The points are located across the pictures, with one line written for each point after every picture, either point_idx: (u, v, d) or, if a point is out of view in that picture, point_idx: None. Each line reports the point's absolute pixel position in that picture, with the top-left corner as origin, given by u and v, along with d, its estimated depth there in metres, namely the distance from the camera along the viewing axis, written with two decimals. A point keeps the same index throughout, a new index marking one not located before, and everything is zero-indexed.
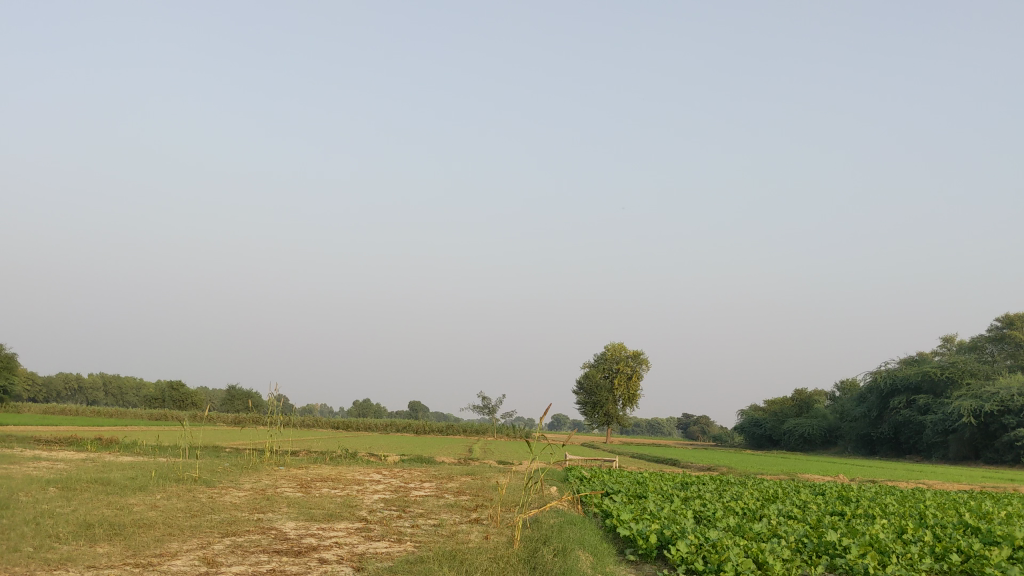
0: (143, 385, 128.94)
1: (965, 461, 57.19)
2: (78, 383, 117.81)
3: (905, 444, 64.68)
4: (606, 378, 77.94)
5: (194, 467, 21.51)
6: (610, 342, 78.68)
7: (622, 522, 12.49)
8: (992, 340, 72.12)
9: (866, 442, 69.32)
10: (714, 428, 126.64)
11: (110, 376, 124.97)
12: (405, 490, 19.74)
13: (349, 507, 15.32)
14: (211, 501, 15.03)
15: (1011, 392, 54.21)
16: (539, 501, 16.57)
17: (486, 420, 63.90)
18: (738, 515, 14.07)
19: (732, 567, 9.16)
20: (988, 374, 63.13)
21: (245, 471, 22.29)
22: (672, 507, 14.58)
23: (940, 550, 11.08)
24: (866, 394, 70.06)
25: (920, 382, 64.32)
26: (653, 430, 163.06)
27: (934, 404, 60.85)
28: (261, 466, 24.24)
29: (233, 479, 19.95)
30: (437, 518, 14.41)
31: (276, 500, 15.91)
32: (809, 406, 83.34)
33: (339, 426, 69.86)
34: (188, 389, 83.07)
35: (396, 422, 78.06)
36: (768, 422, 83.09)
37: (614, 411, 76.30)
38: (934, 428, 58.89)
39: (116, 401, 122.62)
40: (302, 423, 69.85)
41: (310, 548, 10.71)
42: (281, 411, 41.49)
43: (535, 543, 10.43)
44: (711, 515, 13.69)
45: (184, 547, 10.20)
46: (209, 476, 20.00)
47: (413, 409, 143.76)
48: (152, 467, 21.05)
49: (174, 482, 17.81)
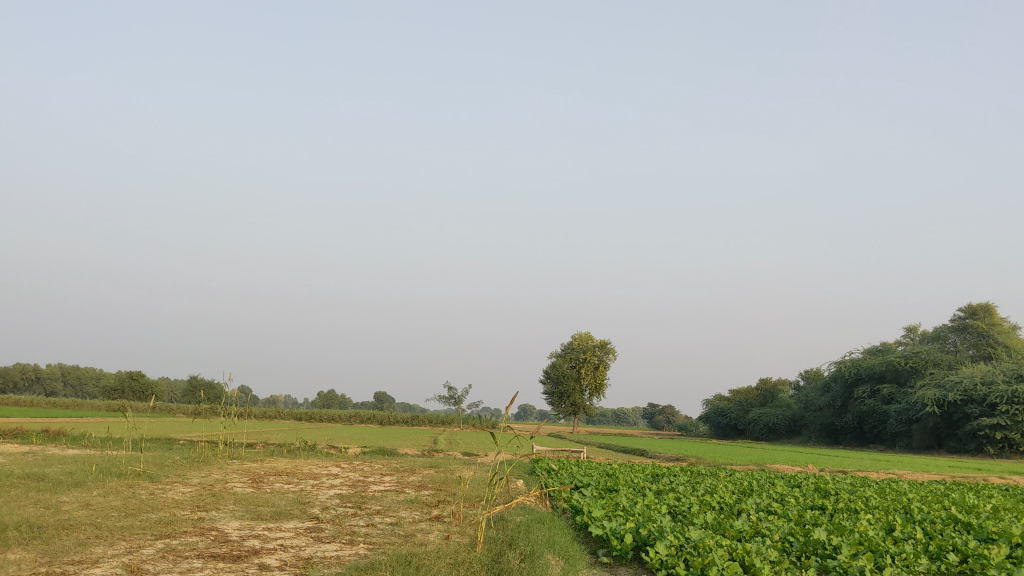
0: (103, 376, 126.49)
1: (928, 450, 57.06)
2: (36, 374, 115.22)
3: (869, 433, 64.58)
4: (573, 368, 77.21)
5: (140, 461, 20.35)
6: (576, 331, 77.96)
7: (593, 520, 11.61)
8: (955, 330, 72.22)
9: (830, 432, 69.24)
10: (679, 418, 126.72)
11: (68, 367, 122.45)
12: (362, 484, 18.83)
13: (301, 504, 14.33)
14: (150, 499, 13.97)
15: (975, 382, 54.06)
16: (504, 497, 15.69)
17: (452, 410, 62.89)
18: (714, 511, 13.26)
19: (718, 571, 8.27)
20: (951, 364, 63.06)
21: (196, 465, 21.18)
22: (646, 501, 13.76)
23: (934, 549, 10.32)
24: (830, 384, 70.00)
25: (884, 372, 64.17)
26: (619, 420, 163.44)
27: (897, 394, 60.79)
28: (213, 460, 23.11)
29: (180, 474, 18.83)
30: (395, 516, 13.44)
31: (222, 496, 14.89)
32: (773, 396, 83.28)
33: (301, 416, 68.66)
34: (148, 379, 81.31)
35: (359, 413, 76.87)
36: (733, 412, 82.95)
37: (580, 401, 75.65)
38: (898, 418, 58.81)
39: (75, 392, 120.43)
40: (263, 414, 68.46)
41: (250, 552, 9.68)
42: (237, 402, 40.20)
43: (500, 546, 9.48)
44: (686, 510, 12.93)
45: (109, 552, 9.18)
46: (156, 471, 18.87)
47: (379, 399, 142.84)
48: (94, 460, 19.87)
49: (115, 478, 16.72)
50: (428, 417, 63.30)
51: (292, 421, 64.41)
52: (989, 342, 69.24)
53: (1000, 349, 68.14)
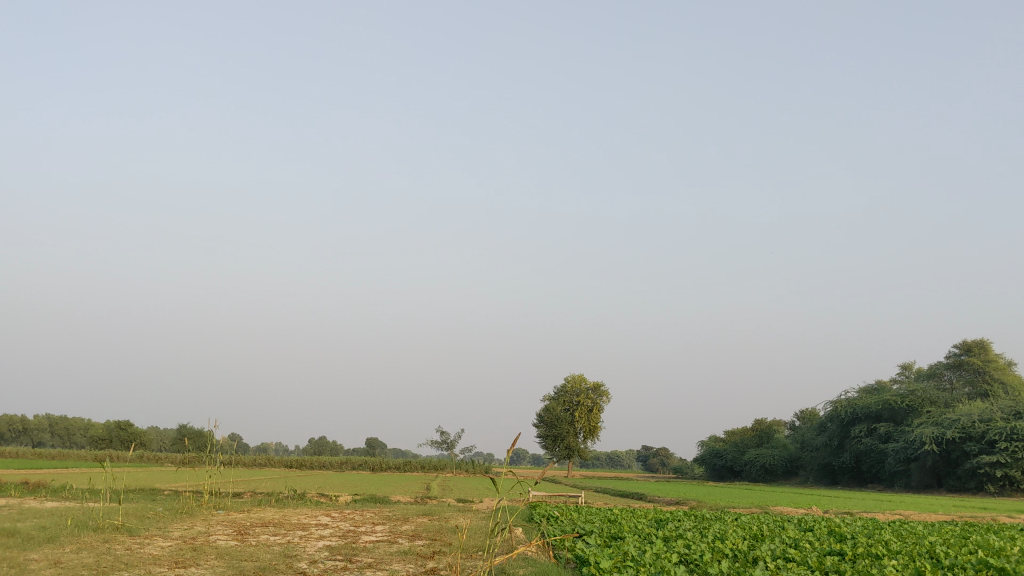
0: (92, 426, 124.47)
1: (928, 489, 56.11)
2: (23, 426, 113.51)
3: (867, 473, 63.63)
4: (567, 411, 76.24)
5: (118, 513, 19.38)
6: (569, 374, 77.20)
7: (602, 572, 10.79)
8: (951, 366, 71.50)
9: (828, 472, 68.29)
10: (673, 460, 125.62)
11: (57, 417, 120.53)
12: (353, 535, 17.97)
13: (287, 558, 13.47)
14: (126, 555, 13.11)
15: (972, 420, 53.23)
16: (504, 547, 14.88)
17: (445, 456, 61.74)
18: (729, 559, 12.50)
19: None
20: (948, 402, 62.26)
21: (179, 517, 20.26)
22: (655, 550, 12.95)
23: None
24: (826, 423, 69.16)
25: (880, 411, 63.27)
26: (613, 463, 162.13)
27: (894, 433, 59.91)
28: (197, 511, 22.16)
29: (161, 526, 17.94)
30: (388, 569, 12.60)
31: (203, 550, 14.05)
32: (769, 436, 82.27)
33: (292, 464, 67.39)
34: (136, 429, 80.01)
35: (351, 460, 75.48)
36: (728, 454, 81.93)
37: (575, 445, 74.60)
38: (897, 457, 57.87)
39: (63, 442, 118.62)
40: (253, 462, 67.19)
41: None
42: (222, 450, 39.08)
43: None
44: (699, 559, 12.14)
45: None
46: (135, 523, 17.95)
47: (370, 446, 141.28)
48: (70, 513, 18.88)
49: (92, 532, 15.83)
50: (421, 462, 62.15)
51: (284, 469, 63.17)
52: (985, 379, 68.52)
53: (997, 386, 67.49)
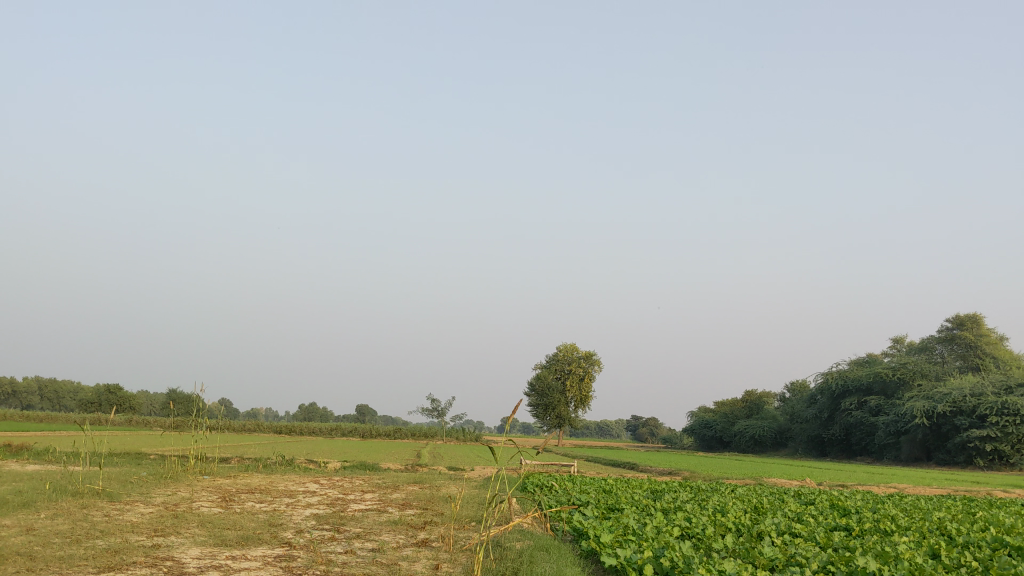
0: (81, 389, 124.08)
1: (917, 462, 55.97)
2: (12, 388, 112.92)
3: (856, 445, 63.51)
4: (558, 380, 75.86)
5: (100, 478, 18.87)
6: (562, 343, 76.81)
7: (603, 547, 10.23)
8: (943, 341, 71.04)
9: (818, 444, 68.18)
10: (662, 431, 125.71)
11: (46, 381, 119.93)
12: (341, 503, 17.37)
13: (272, 527, 12.88)
14: (103, 522, 12.54)
15: (964, 393, 52.95)
16: (498, 518, 14.32)
17: (435, 423, 61.29)
18: (734, 534, 11.97)
19: None
20: (939, 375, 62.00)
21: (163, 482, 19.73)
22: (656, 523, 12.43)
23: None
24: (817, 396, 68.88)
25: (871, 383, 62.94)
26: (602, 433, 162.51)
27: (885, 406, 59.66)
28: (182, 475, 21.65)
29: (143, 492, 17.36)
30: (377, 540, 11.98)
31: (186, 518, 13.46)
32: (760, 408, 82.03)
33: (282, 430, 66.89)
34: (125, 392, 79.55)
35: (340, 426, 74.99)
36: (718, 425, 81.75)
37: (566, 414, 74.17)
38: (887, 430, 57.70)
39: (52, 405, 118.09)
40: (243, 427, 66.87)
41: None
42: (210, 416, 38.53)
43: None
44: (702, 534, 11.61)
45: None
46: (116, 488, 17.41)
47: (361, 413, 141.24)
48: (49, 477, 18.27)
49: (70, 497, 15.21)
50: (410, 430, 61.65)
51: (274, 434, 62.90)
52: (977, 354, 68.16)
53: (989, 361, 67.19)
